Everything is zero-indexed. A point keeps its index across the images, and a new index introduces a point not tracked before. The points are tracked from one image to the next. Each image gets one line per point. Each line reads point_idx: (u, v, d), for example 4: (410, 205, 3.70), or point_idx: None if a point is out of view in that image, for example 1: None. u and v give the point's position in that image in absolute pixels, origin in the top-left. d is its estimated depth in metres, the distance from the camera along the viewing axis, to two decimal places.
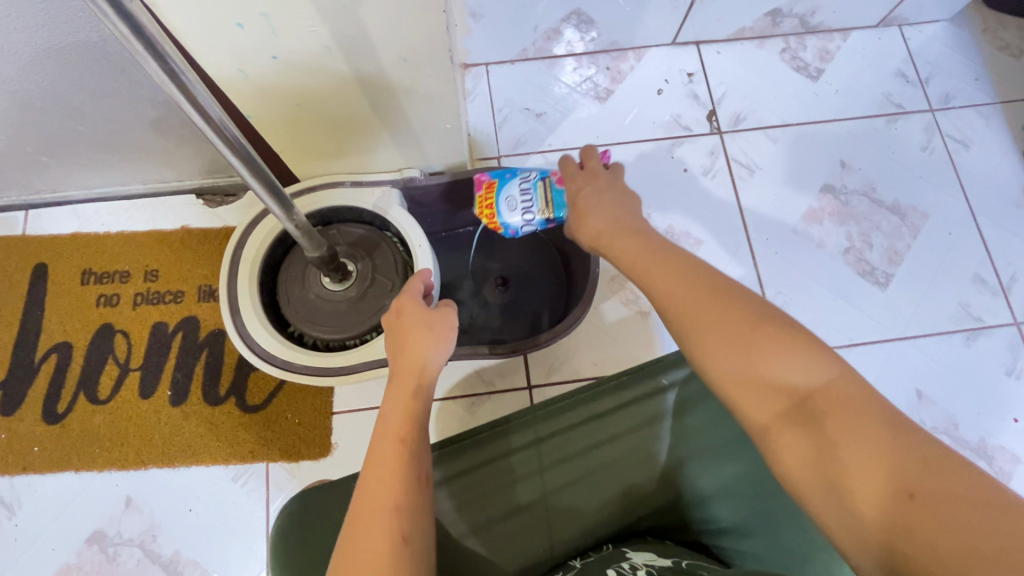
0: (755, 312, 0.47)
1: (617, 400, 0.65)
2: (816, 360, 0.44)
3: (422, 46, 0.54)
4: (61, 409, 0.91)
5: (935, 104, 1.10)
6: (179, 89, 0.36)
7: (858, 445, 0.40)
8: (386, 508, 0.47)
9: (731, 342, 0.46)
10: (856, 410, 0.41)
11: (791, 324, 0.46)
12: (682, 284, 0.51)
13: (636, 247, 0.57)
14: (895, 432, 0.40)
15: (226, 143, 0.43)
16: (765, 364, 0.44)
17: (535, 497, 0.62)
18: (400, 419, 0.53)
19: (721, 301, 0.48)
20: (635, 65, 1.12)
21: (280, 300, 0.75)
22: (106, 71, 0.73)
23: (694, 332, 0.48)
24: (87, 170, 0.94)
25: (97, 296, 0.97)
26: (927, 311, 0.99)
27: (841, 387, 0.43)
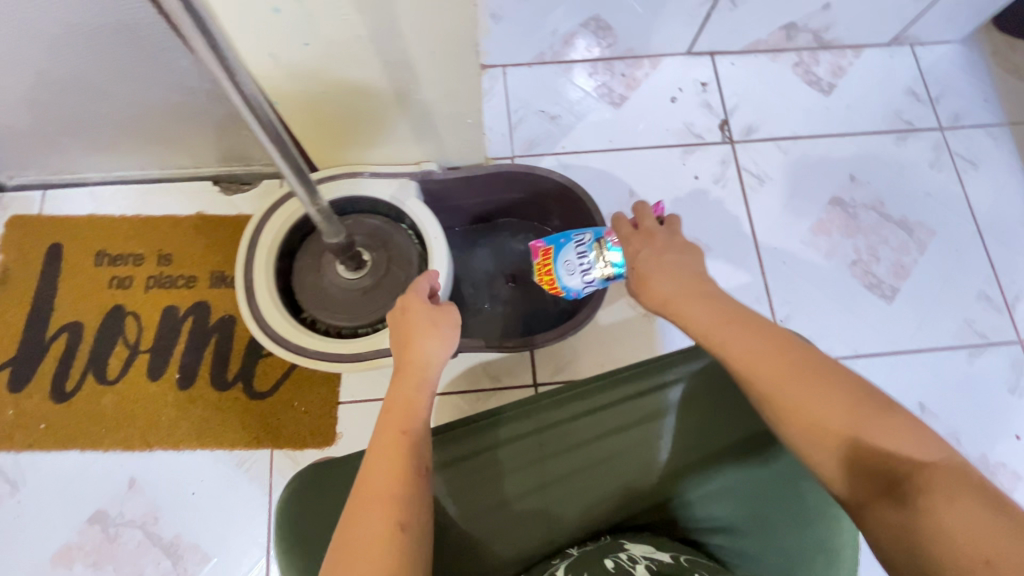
0: (850, 388, 0.49)
1: (620, 394, 0.65)
2: (915, 437, 0.45)
3: (451, 41, 0.55)
4: (69, 388, 0.92)
5: (944, 122, 1.12)
6: (210, 52, 0.37)
7: (950, 517, 0.41)
8: (385, 497, 0.49)
9: (822, 414, 0.48)
10: (953, 486, 0.42)
11: (881, 399, 0.48)
12: (770, 354, 0.52)
13: (713, 310, 0.57)
14: (994, 510, 0.40)
15: (247, 109, 0.44)
16: (855, 437, 0.46)
17: (533, 486, 0.63)
18: (404, 412, 0.55)
19: (812, 373, 0.50)
20: (650, 73, 1.13)
21: (295, 285, 0.76)
22: (135, 55, 0.74)
23: (780, 401, 0.50)
24: (107, 152, 0.96)
25: (110, 277, 0.98)
26: (932, 326, 1.00)
27: (941, 467, 0.44)
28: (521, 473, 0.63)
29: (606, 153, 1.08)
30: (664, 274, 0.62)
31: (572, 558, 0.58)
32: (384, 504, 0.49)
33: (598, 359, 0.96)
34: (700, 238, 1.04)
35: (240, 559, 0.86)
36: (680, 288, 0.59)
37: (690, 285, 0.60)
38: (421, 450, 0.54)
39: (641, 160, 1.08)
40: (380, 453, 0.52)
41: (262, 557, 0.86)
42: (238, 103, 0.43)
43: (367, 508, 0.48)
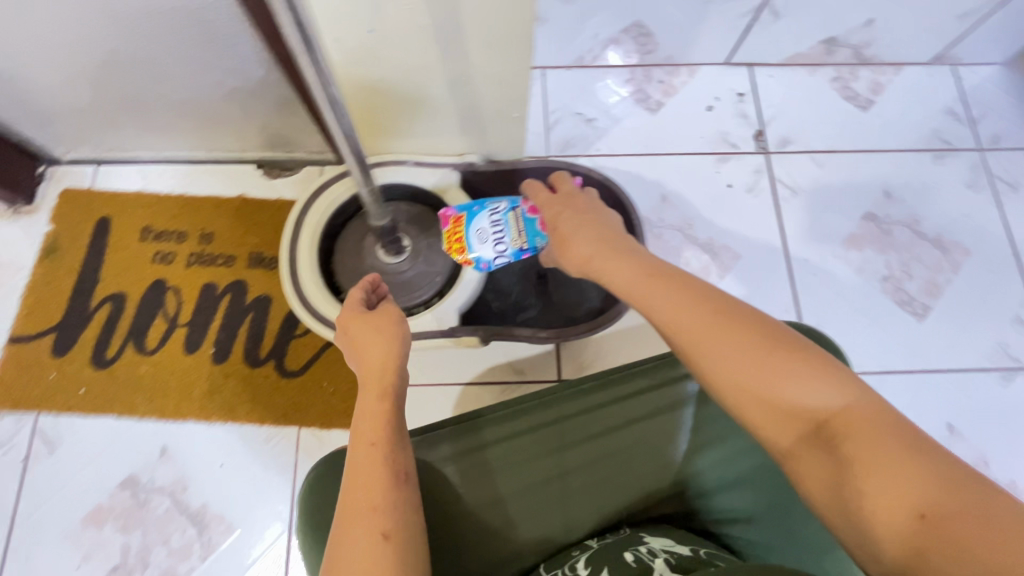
0: (766, 336, 0.48)
1: (636, 385, 0.64)
2: (833, 381, 0.46)
3: (510, 34, 0.57)
4: (109, 355, 0.95)
5: (984, 143, 1.11)
6: (296, 22, 0.39)
7: (874, 466, 0.41)
8: (370, 512, 0.47)
9: (744, 367, 0.47)
10: (871, 431, 0.43)
11: (801, 349, 0.48)
12: (694, 310, 0.51)
13: (636, 266, 0.57)
14: (909, 450, 0.41)
15: (320, 82, 0.46)
16: (783, 389, 0.46)
17: (551, 476, 0.62)
18: (377, 418, 0.53)
19: (732, 324, 0.49)
20: (687, 81, 1.14)
21: (336, 267, 0.78)
22: (198, 38, 0.77)
23: (704, 360, 0.49)
24: (160, 132, 0.99)
25: (154, 252, 1.01)
26: (963, 346, 0.99)
27: (859, 411, 0.44)
28: (539, 463, 0.62)
29: (640, 158, 1.09)
30: (587, 227, 0.64)
31: (591, 551, 0.58)
32: (372, 519, 0.46)
33: (624, 359, 0.96)
34: (730, 246, 1.04)
35: (262, 533, 0.88)
36: (598, 247, 0.60)
37: (615, 248, 0.60)
38: (398, 460, 0.51)
39: (674, 166, 1.09)
40: (358, 470, 0.50)
41: (285, 532, 0.88)
42: (311, 75, 0.45)
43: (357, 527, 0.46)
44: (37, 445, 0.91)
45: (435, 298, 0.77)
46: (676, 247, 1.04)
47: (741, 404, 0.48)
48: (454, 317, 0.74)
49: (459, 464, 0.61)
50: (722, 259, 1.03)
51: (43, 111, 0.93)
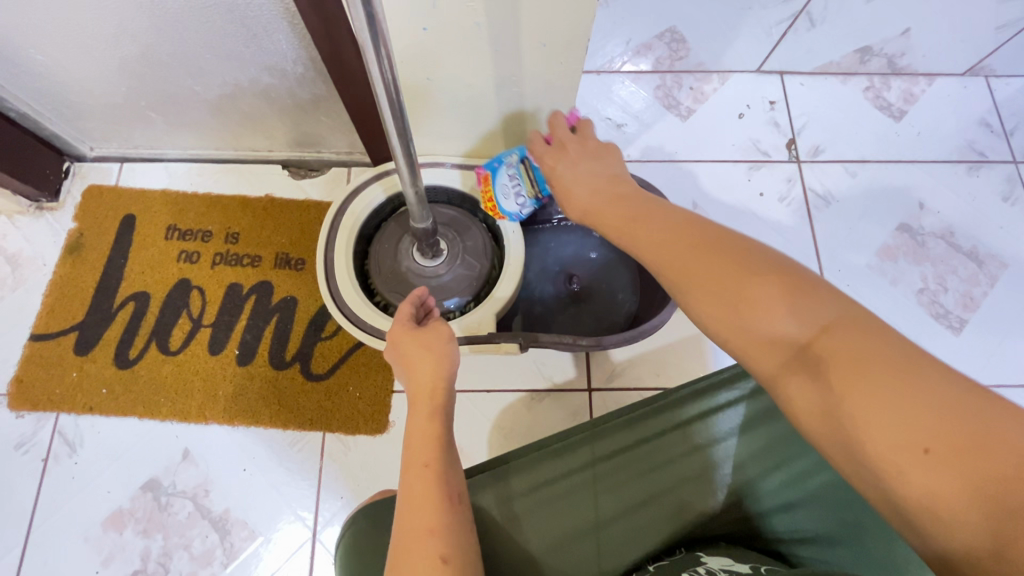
0: (740, 258, 0.45)
1: (671, 420, 0.63)
2: (811, 302, 0.42)
3: (566, 34, 0.55)
4: (132, 355, 0.94)
5: (1019, 156, 1.10)
6: (368, 16, 0.38)
7: (864, 391, 0.37)
8: (428, 530, 0.45)
9: (718, 295, 0.44)
10: (855, 351, 0.39)
11: (785, 272, 0.44)
12: (675, 241, 0.48)
13: (624, 211, 0.54)
14: (901, 371, 0.37)
15: (382, 79, 0.44)
16: (763, 316, 0.42)
17: (594, 520, 0.60)
18: (430, 434, 0.52)
19: (711, 253, 0.46)
20: (718, 88, 1.13)
21: (370, 270, 0.77)
22: (237, 34, 0.76)
23: (683, 289, 0.47)
24: (189, 130, 0.98)
25: (179, 251, 1.00)
26: (1001, 361, 0.97)
27: (840, 330, 0.40)
28: (580, 505, 0.60)
29: (671, 164, 1.08)
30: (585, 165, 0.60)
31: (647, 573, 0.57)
32: (431, 536, 0.45)
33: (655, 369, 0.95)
34: None
35: (286, 541, 0.86)
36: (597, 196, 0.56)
37: (609, 190, 0.56)
38: (450, 477, 0.50)
39: (705, 173, 1.08)
40: (411, 489, 0.48)
41: (309, 539, 0.86)
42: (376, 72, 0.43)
43: (414, 545, 0.44)
44: (57, 445, 0.90)
45: (472, 303, 0.76)
46: None
47: (722, 335, 0.45)
48: (493, 322, 0.72)
49: (506, 511, 0.59)
50: None
51: (74, 106, 0.92)
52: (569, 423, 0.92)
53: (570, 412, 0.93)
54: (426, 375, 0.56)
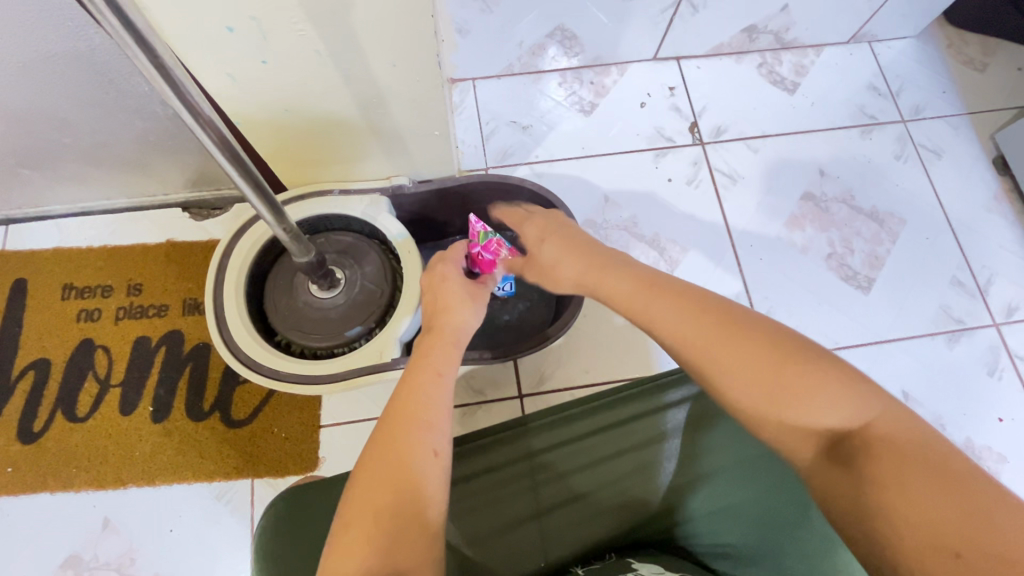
0: (778, 347, 0.49)
1: (620, 415, 0.64)
2: (856, 398, 0.46)
3: (412, 52, 0.55)
4: (37, 428, 0.88)
5: (906, 114, 1.15)
6: (161, 75, 0.36)
7: (901, 487, 0.42)
8: (395, 477, 0.46)
9: (752, 377, 0.48)
10: (897, 452, 0.44)
11: (818, 361, 0.48)
12: (698, 322, 0.52)
13: (637, 290, 0.58)
14: (941, 478, 0.41)
15: (209, 136, 0.43)
16: (799, 407, 0.47)
17: (530, 512, 0.62)
18: (431, 387, 0.54)
19: (739, 337, 0.50)
20: (618, 80, 1.15)
21: (268, 309, 0.75)
22: (94, 81, 0.73)
23: (710, 370, 0.51)
24: (72, 184, 0.93)
25: (78, 311, 0.95)
26: (909, 313, 1.01)
27: (881, 429, 0.45)
28: (516, 501, 0.62)
29: (580, 161, 1.09)
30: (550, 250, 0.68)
31: None
32: (396, 479, 0.46)
33: (585, 366, 0.95)
34: (677, 240, 1.04)
35: None
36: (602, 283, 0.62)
37: (609, 280, 0.61)
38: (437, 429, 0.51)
39: (614, 165, 1.09)
40: (390, 423, 0.50)
41: None
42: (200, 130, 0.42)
43: (377, 476, 0.47)
44: None
45: (377, 328, 0.74)
46: (624, 246, 1.03)
47: (758, 421, 0.49)
48: (396, 348, 0.71)
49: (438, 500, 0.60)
50: (670, 254, 1.03)
51: None
52: None
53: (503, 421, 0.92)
54: (438, 343, 0.60)
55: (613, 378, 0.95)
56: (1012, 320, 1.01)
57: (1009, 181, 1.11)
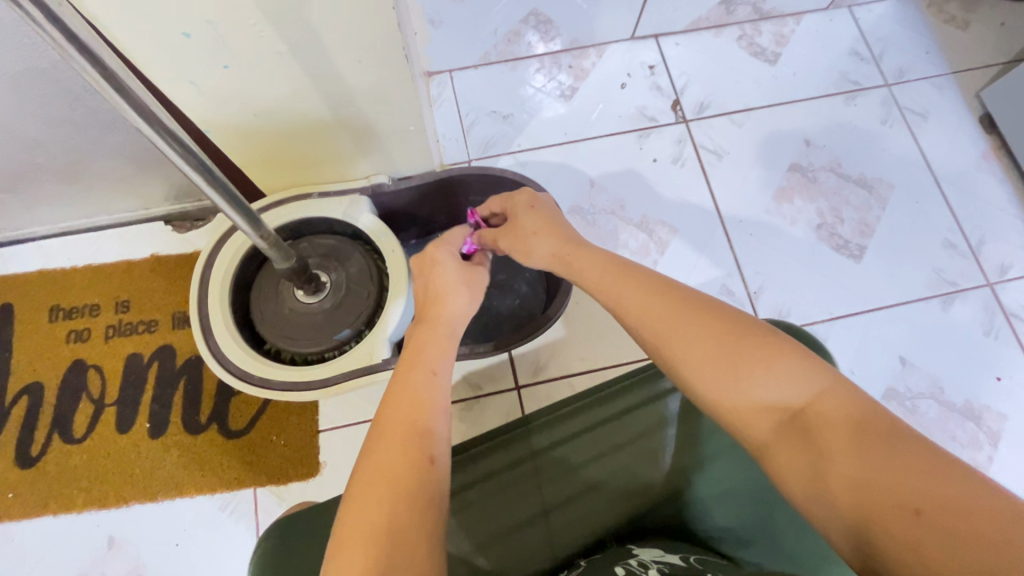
0: (732, 324, 0.48)
1: (617, 407, 0.61)
2: (813, 370, 0.44)
3: (376, 46, 0.54)
4: (35, 452, 0.88)
5: (890, 78, 1.13)
6: (114, 89, 0.35)
7: (858, 452, 0.40)
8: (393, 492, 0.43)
9: (712, 351, 0.47)
10: (855, 419, 0.41)
11: (776, 337, 0.47)
12: (658, 300, 0.51)
13: (605, 266, 0.57)
14: (897, 442, 0.39)
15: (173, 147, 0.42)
16: (755, 379, 0.45)
17: (535, 513, 0.58)
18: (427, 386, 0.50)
19: (696, 313, 0.49)
20: (597, 62, 1.13)
21: (255, 318, 0.74)
22: (58, 98, 0.71)
23: (667, 345, 0.49)
24: (51, 205, 0.92)
25: (67, 332, 0.94)
26: (903, 278, 1.00)
27: (838, 400, 0.43)
28: (520, 500, 0.59)
29: (563, 147, 1.07)
30: (535, 214, 0.64)
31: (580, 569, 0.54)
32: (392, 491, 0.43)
33: (579, 354, 0.95)
34: (665, 220, 1.03)
35: None
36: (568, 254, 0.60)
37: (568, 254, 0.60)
38: (434, 437, 0.47)
39: (597, 149, 1.07)
40: (383, 431, 0.47)
41: None
42: (161, 143, 0.41)
43: (371, 490, 0.43)
44: None
45: (365, 330, 0.74)
46: (612, 231, 1.02)
47: (715, 393, 0.46)
48: (385, 349, 0.70)
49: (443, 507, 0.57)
50: (658, 235, 1.02)
51: None
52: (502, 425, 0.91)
53: (502, 414, 0.92)
54: (429, 333, 0.56)
55: (609, 363, 0.94)
56: (1005, 279, 1.00)
57: (996, 139, 1.10)
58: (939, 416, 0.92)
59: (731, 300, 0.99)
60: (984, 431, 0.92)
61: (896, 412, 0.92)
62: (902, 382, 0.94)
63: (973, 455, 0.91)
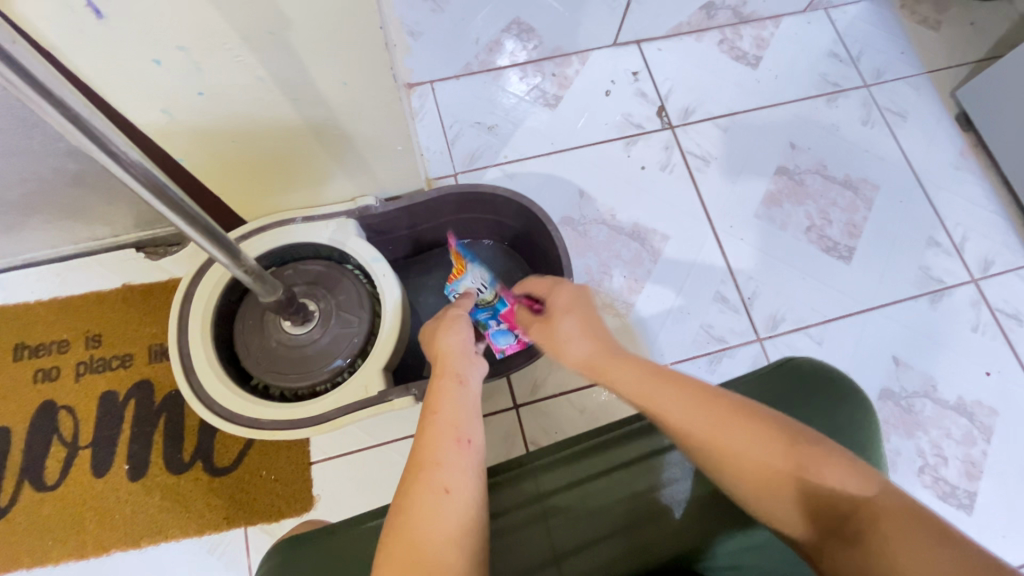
0: (768, 422, 0.46)
1: (628, 452, 0.55)
2: (856, 468, 0.43)
3: (364, 67, 0.51)
4: (4, 502, 0.82)
5: (869, 79, 1.14)
6: (80, 130, 0.32)
7: (910, 549, 0.38)
8: (423, 536, 0.43)
9: (755, 452, 0.45)
10: (899, 516, 0.40)
11: (817, 437, 0.46)
12: (696, 398, 0.49)
13: (636, 363, 0.54)
14: (946, 543, 0.38)
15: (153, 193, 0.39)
16: (801, 475, 0.44)
17: (542, 559, 0.52)
18: (455, 422, 0.51)
19: (736, 413, 0.47)
20: (580, 69, 1.11)
21: (239, 352, 0.71)
22: (16, 128, 0.65)
23: (709, 447, 0.46)
24: (9, 238, 0.86)
25: (34, 371, 0.88)
26: (891, 278, 1.01)
27: (881, 498, 0.42)
28: (524, 545, 0.52)
29: (550, 157, 1.06)
30: (574, 320, 0.60)
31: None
32: (431, 536, 0.43)
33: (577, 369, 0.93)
34: (656, 228, 1.02)
35: None
36: (589, 345, 0.57)
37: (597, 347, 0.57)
38: (461, 472, 0.47)
39: (586, 158, 1.06)
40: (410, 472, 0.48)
41: None
42: (135, 184, 0.38)
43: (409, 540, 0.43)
44: None
45: (359, 360, 0.71)
46: (604, 241, 1.01)
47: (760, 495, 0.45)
48: (382, 380, 0.67)
49: None
50: (651, 244, 1.01)
51: None
52: (502, 447, 0.89)
53: (502, 435, 0.89)
54: (440, 384, 0.55)
55: None
56: (989, 274, 1.02)
57: (973, 136, 1.12)
58: (933, 414, 0.93)
59: (725, 306, 0.98)
60: (977, 426, 0.93)
61: (892, 412, 0.93)
62: (896, 381, 0.95)
63: (968, 451, 0.92)
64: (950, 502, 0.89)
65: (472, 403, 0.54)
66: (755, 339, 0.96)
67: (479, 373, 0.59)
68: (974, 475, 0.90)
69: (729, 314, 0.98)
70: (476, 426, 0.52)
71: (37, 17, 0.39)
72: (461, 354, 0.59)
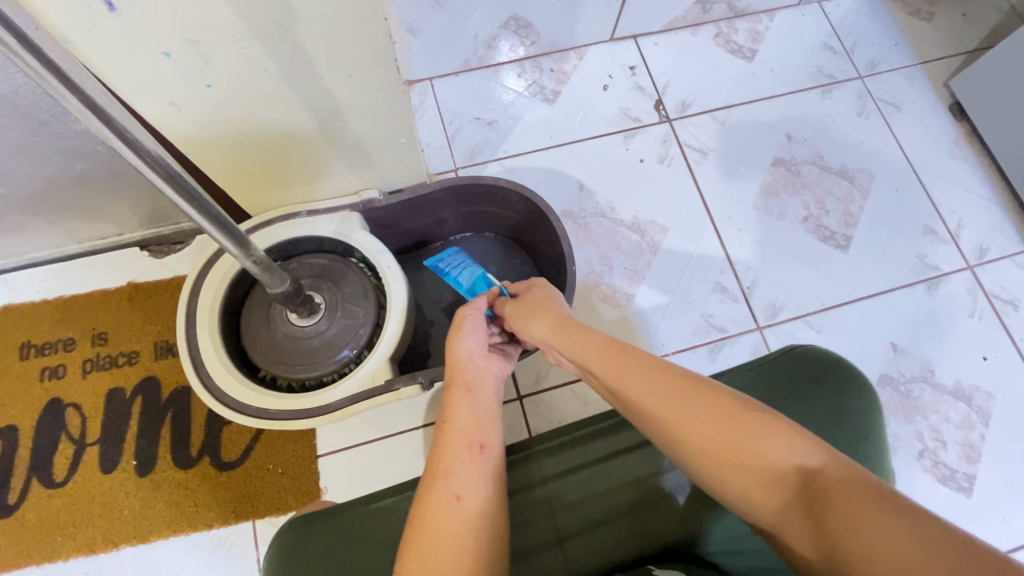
0: (722, 401, 0.48)
1: (631, 438, 0.56)
2: (808, 441, 0.44)
3: (369, 59, 0.52)
4: (13, 500, 0.83)
5: (863, 70, 1.16)
6: (97, 117, 0.33)
7: (857, 519, 0.39)
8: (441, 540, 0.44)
9: (709, 431, 0.47)
10: (850, 486, 0.41)
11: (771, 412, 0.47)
12: (654, 382, 0.51)
13: (598, 348, 0.56)
14: (894, 512, 0.38)
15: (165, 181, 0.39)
16: (755, 451, 0.45)
17: (547, 541, 0.52)
18: (467, 430, 0.53)
19: (692, 393, 0.49)
20: (578, 65, 1.12)
21: (246, 345, 0.71)
22: (23, 126, 0.66)
23: (667, 430, 0.49)
24: (14, 237, 0.87)
25: (41, 369, 0.89)
26: (888, 265, 1.02)
27: (832, 470, 0.42)
28: (529, 527, 0.53)
29: (549, 151, 1.07)
30: (540, 317, 0.61)
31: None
32: (450, 538, 0.44)
33: None
34: (656, 220, 1.03)
35: None
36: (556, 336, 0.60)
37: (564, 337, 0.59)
38: (474, 478, 0.49)
39: (584, 152, 1.07)
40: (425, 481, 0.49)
41: None
42: (148, 172, 0.38)
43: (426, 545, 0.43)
44: None
45: (365, 351, 0.72)
46: (604, 233, 1.02)
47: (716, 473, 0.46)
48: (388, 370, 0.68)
49: None
50: (651, 236, 1.02)
51: None
52: (506, 439, 0.90)
53: (506, 426, 0.90)
54: (452, 391, 0.57)
55: None
56: (985, 261, 1.03)
57: (967, 125, 1.13)
58: (932, 399, 0.94)
59: (725, 296, 0.99)
60: (975, 411, 0.95)
61: (891, 397, 0.94)
62: (895, 367, 0.96)
63: (967, 434, 0.93)
64: (950, 485, 0.90)
65: (488, 410, 0.56)
66: (755, 328, 0.97)
67: (492, 381, 0.60)
68: (973, 458, 0.92)
69: (729, 303, 0.99)
70: (489, 432, 0.53)
71: (49, 8, 0.40)
72: (475, 360, 0.61)
